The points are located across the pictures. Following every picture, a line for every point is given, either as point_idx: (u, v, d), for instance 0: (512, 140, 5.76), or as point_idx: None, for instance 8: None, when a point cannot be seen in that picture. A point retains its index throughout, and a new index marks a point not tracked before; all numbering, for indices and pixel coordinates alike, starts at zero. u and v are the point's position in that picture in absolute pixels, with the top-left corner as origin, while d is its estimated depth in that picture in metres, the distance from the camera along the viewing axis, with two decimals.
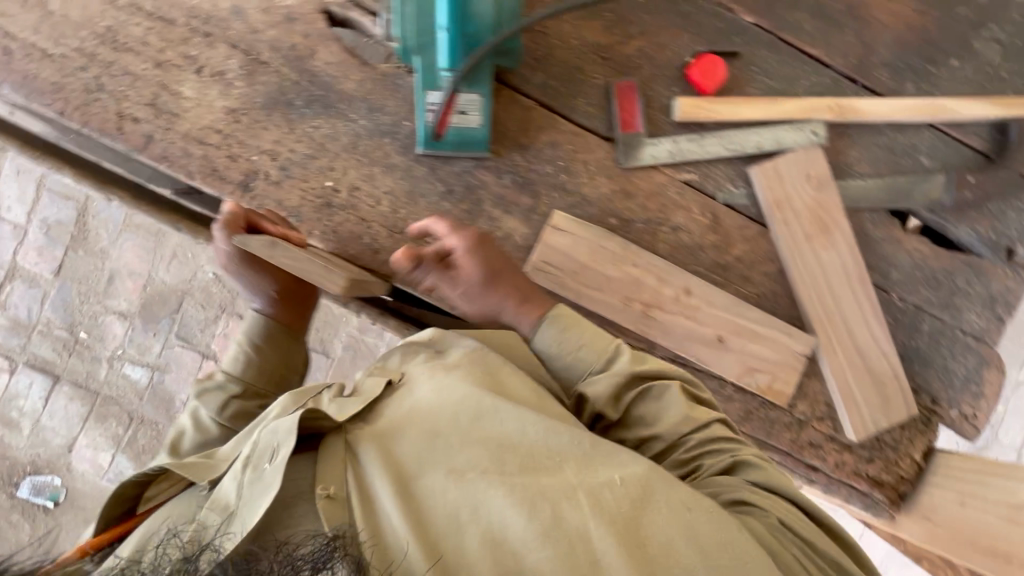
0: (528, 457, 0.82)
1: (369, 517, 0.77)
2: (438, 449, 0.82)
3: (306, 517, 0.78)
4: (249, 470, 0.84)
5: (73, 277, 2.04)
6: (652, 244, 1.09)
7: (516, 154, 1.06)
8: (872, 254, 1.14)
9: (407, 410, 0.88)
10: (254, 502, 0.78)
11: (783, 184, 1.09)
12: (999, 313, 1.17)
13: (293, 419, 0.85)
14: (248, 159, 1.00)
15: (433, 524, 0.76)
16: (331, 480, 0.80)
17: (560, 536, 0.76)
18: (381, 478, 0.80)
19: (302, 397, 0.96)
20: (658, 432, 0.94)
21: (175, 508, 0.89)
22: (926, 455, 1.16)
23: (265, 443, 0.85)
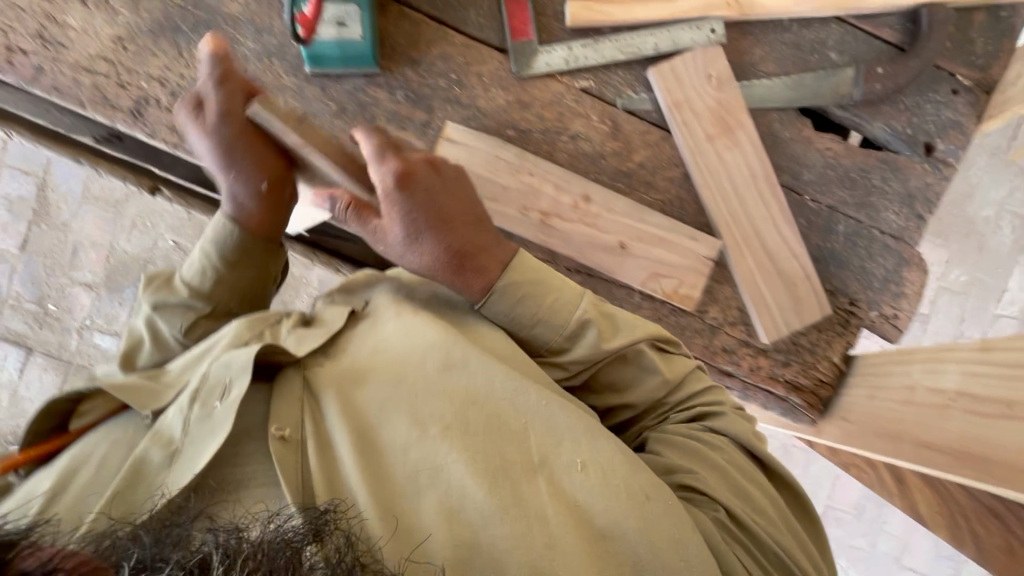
0: (492, 419, 0.77)
1: (325, 469, 0.72)
2: (409, 397, 0.78)
3: (256, 458, 0.72)
4: (197, 407, 0.75)
5: (39, 251, 2.08)
6: (552, 154, 1.08)
7: (407, 69, 1.06)
8: (781, 155, 1.13)
9: (371, 355, 0.83)
10: (204, 445, 0.71)
11: (682, 85, 1.07)
12: (918, 211, 1.15)
13: (249, 354, 0.77)
14: (138, 85, 1.01)
15: (392, 479, 0.72)
16: (286, 420, 0.75)
17: (524, 493, 0.72)
18: (344, 429, 0.75)
19: (261, 322, 0.86)
20: (629, 397, 0.89)
21: (107, 435, 0.78)
22: (845, 357, 1.15)
23: (217, 378, 0.77)
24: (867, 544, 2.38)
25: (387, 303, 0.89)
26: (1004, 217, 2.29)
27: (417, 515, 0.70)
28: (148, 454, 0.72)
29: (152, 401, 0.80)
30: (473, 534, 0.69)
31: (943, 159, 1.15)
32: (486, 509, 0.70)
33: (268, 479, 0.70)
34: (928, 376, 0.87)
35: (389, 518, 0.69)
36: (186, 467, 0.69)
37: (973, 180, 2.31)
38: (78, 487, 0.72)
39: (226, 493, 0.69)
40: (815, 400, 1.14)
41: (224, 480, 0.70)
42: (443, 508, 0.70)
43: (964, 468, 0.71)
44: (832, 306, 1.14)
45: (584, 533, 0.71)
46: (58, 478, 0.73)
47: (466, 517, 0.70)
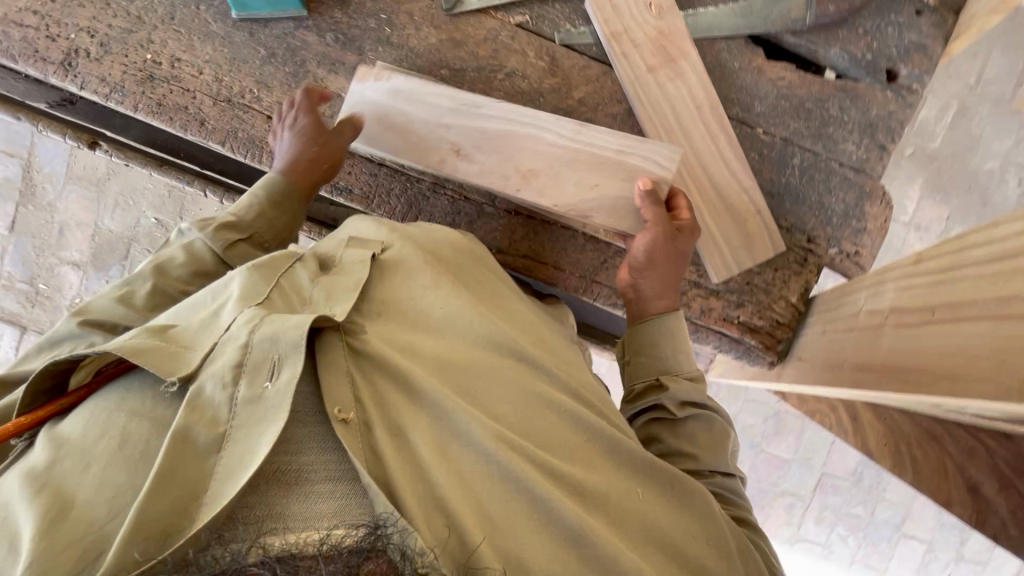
0: (556, 414, 0.74)
1: (401, 466, 0.63)
2: (471, 393, 0.72)
3: (315, 446, 0.61)
4: (244, 383, 0.61)
5: (27, 232, 2.13)
6: (487, 93, 1.05)
7: (335, 11, 1.04)
8: (730, 87, 1.08)
9: (421, 338, 0.77)
10: (257, 434, 0.58)
11: (620, 15, 1.03)
12: (880, 140, 1.08)
13: (303, 328, 0.64)
14: (68, 38, 1.02)
15: (474, 483, 0.65)
16: (342, 399, 0.64)
17: (589, 499, 0.69)
18: (413, 421, 0.67)
19: (273, 272, 0.77)
20: (698, 449, 0.88)
21: (120, 404, 0.64)
22: (804, 297, 1.10)
23: (260, 351, 0.63)
24: (867, 513, 2.30)
25: (426, 277, 0.82)
26: (1011, 169, 2.16)
27: (504, 522, 0.63)
28: (189, 434, 0.59)
29: (178, 364, 0.64)
30: (557, 546, 0.64)
31: (907, 85, 1.08)
32: (571, 519, 0.64)
33: (337, 473, 0.59)
34: (871, 299, 0.82)
35: (479, 526, 0.61)
36: (239, 459, 0.57)
37: (976, 130, 2.17)
38: (96, 469, 0.59)
39: (286, 487, 0.57)
40: (773, 342, 1.10)
41: (284, 470, 0.58)
42: (527, 517, 0.64)
43: (890, 382, 0.67)
44: (789, 243, 1.09)
45: (645, 539, 0.69)
46: (70, 457, 0.60)
47: (551, 526, 0.64)
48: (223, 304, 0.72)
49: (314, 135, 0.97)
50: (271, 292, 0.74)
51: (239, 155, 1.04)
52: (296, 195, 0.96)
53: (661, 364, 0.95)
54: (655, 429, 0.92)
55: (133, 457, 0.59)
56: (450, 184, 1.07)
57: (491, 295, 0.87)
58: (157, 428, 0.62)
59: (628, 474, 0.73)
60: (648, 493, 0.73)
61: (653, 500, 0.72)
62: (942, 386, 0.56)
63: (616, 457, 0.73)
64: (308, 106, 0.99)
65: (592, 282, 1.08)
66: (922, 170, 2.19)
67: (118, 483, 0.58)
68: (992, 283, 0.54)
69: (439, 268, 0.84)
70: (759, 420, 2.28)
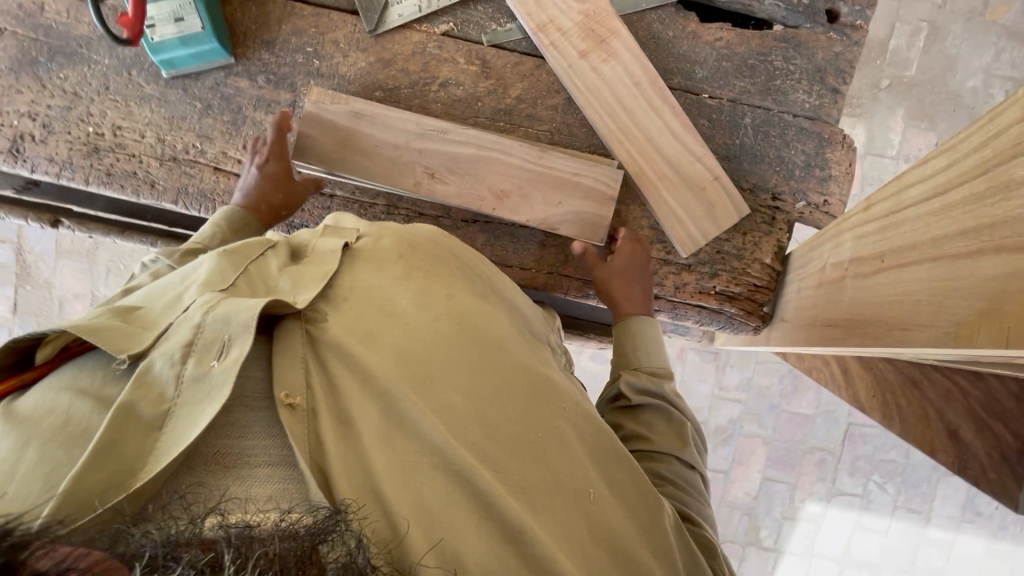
0: (521, 390, 0.70)
1: (344, 456, 0.59)
2: (433, 382, 0.66)
3: (257, 431, 0.58)
4: (192, 361, 0.58)
5: (29, 312, 2.17)
6: (424, 107, 1.05)
7: (262, 53, 1.04)
8: (668, 57, 1.05)
9: (385, 325, 0.70)
10: (200, 412, 0.55)
11: (543, 5, 1.01)
12: (830, 85, 1.05)
13: (255, 309, 0.61)
14: (11, 125, 1.03)
15: (418, 474, 0.61)
16: (293, 384, 0.62)
17: (536, 498, 0.65)
18: (365, 412, 0.63)
19: (242, 257, 0.74)
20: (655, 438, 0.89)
21: (68, 384, 0.60)
22: (779, 257, 1.07)
23: (212, 331, 0.60)
24: (901, 457, 2.24)
25: (397, 270, 0.76)
26: (994, 84, 2.08)
27: (443, 516, 0.59)
28: (133, 409, 0.56)
29: (133, 343, 0.61)
30: (496, 544, 0.60)
31: (850, 23, 1.05)
32: (513, 516, 0.61)
33: (275, 458, 0.57)
34: (833, 252, 0.79)
35: (417, 520, 0.58)
36: (179, 437, 0.54)
37: (952, 51, 2.08)
38: (35, 446, 0.55)
39: (224, 470, 0.55)
40: (754, 307, 1.08)
41: (222, 453, 0.56)
42: (468, 513, 0.60)
43: (853, 336, 0.65)
44: (754, 205, 1.06)
45: (590, 541, 0.66)
46: (12, 432, 0.57)
47: (492, 521, 0.61)
48: (189, 286, 0.68)
49: (272, 175, 0.99)
50: (238, 278, 0.71)
51: (193, 210, 1.05)
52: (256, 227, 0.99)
53: (626, 361, 1.00)
54: (619, 417, 0.94)
55: (75, 435, 0.56)
56: (402, 203, 1.07)
57: (469, 271, 0.80)
58: (102, 407, 0.58)
59: (586, 472, 0.69)
60: (599, 492, 0.69)
61: (603, 500, 0.69)
62: (894, 336, 0.54)
63: (575, 453, 0.69)
64: (279, 152, 1.00)
65: (559, 277, 1.08)
66: (902, 100, 2.12)
67: (57, 458, 0.54)
68: (930, 224, 0.52)
69: (412, 261, 0.77)
70: (774, 380, 2.24)
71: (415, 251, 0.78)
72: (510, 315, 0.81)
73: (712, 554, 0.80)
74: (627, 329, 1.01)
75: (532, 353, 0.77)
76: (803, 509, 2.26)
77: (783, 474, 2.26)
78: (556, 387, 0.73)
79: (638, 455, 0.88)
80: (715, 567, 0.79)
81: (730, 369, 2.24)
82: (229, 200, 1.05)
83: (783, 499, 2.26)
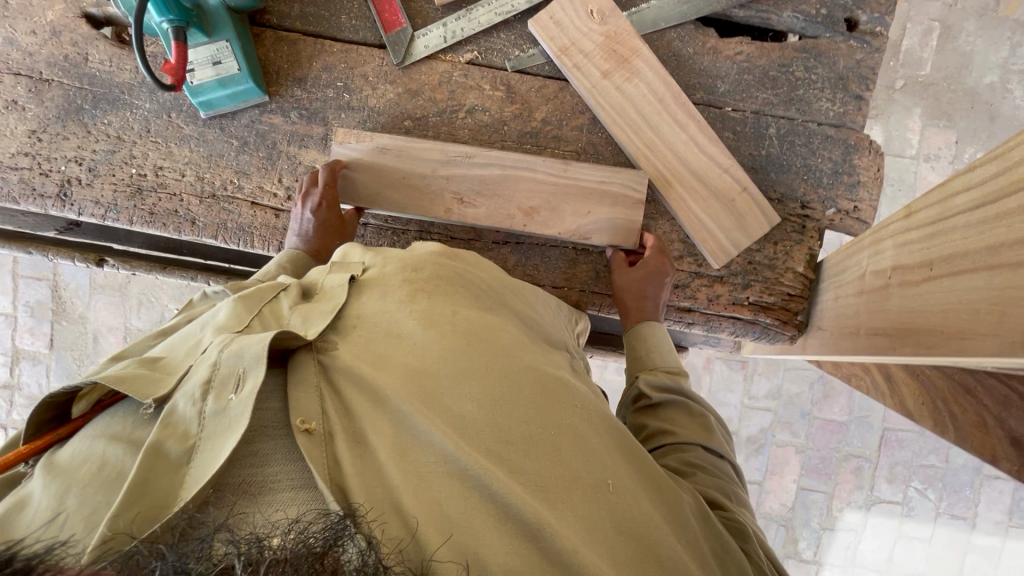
0: (534, 390, 0.63)
1: (362, 474, 0.55)
2: (443, 395, 0.61)
3: (280, 458, 0.54)
4: (211, 397, 0.56)
5: (65, 346, 2.22)
6: (452, 134, 1.08)
7: (294, 90, 1.08)
8: (690, 73, 1.07)
9: (393, 349, 0.65)
10: (220, 443, 0.53)
11: (565, 29, 1.03)
12: (854, 91, 1.05)
13: (265, 340, 0.59)
14: (59, 171, 1.08)
15: (435, 485, 0.55)
16: (309, 410, 0.57)
17: (553, 495, 0.57)
18: (379, 431, 0.58)
19: (256, 301, 0.72)
20: (677, 428, 0.84)
21: (103, 431, 0.59)
22: (812, 265, 1.07)
23: (227, 366, 0.58)
24: (941, 462, 2.19)
25: (400, 294, 0.71)
26: (1012, 78, 2.05)
27: (463, 522, 0.53)
28: (161, 447, 0.54)
29: (157, 386, 0.60)
30: (515, 543, 0.53)
31: (869, 30, 1.05)
32: (528, 513, 0.54)
33: (299, 481, 0.53)
34: (873, 259, 0.78)
35: (437, 529, 0.52)
36: (203, 468, 0.52)
37: (966, 48, 2.07)
38: (75, 492, 0.54)
39: (251, 498, 0.51)
40: (789, 316, 1.08)
41: (248, 482, 0.52)
42: (486, 516, 0.54)
43: (904, 345, 0.65)
44: (784, 214, 1.06)
45: (615, 533, 0.57)
46: (52, 482, 0.56)
47: (509, 520, 0.54)
48: (208, 330, 0.67)
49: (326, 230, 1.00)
50: (253, 319, 0.68)
51: (232, 244, 1.08)
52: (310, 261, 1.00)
53: (643, 363, 0.96)
54: (640, 418, 0.90)
55: (112, 478, 0.55)
56: (434, 228, 1.09)
57: (476, 284, 0.76)
58: (136, 449, 0.57)
59: (605, 461, 0.61)
60: (633, 491, 0.61)
61: (628, 492, 0.60)
62: (951, 345, 0.54)
63: (592, 445, 0.62)
64: (332, 197, 0.99)
65: (593, 293, 1.09)
66: (918, 100, 2.10)
67: (96, 501, 0.53)
68: (981, 231, 0.53)
69: (417, 282, 0.72)
70: (804, 387, 2.21)
71: (419, 274, 0.73)
72: (520, 327, 0.76)
73: (745, 537, 0.70)
74: (639, 334, 0.98)
75: (543, 356, 0.71)
76: (841, 518, 2.21)
77: (818, 483, 2.21)
78: (567, 384, 0.67)
79: (665, 451, 0.83)
80: (748, 550, 0.68)
81: (758, 377, 2.21)
82: (266, 233, 1.08)
83: (821, 509, 2.21)
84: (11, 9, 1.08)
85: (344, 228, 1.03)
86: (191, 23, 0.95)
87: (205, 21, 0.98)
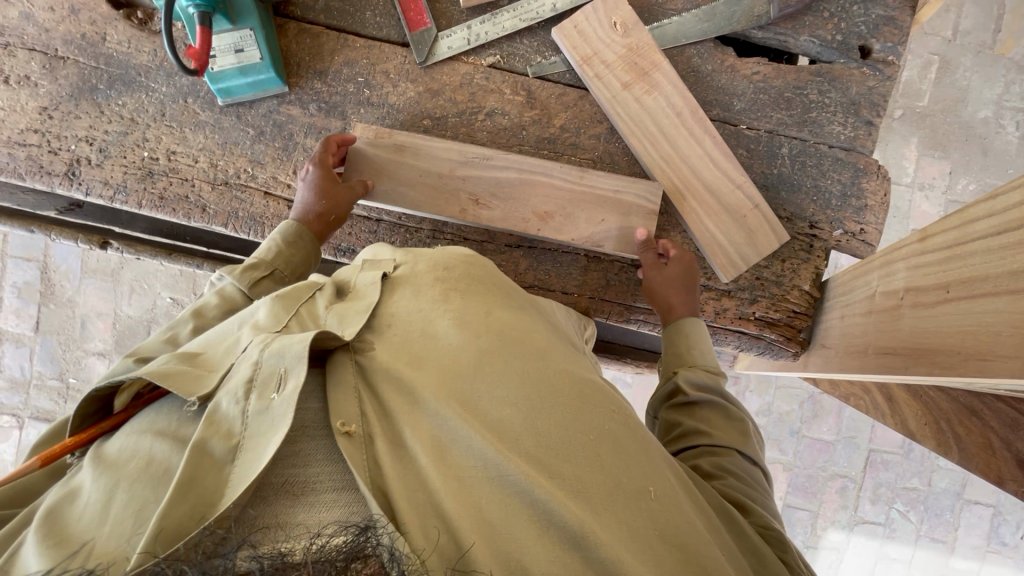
0: (571, 393, 0.62)
1: (403, 478, 0.54)
2: (478, 396, 0.61)
3: (322, 458, 0.53)
4: (254, 396, 0.56)
5: (51, 329, 2.17)
6: (471, 136, 1.08)
7: (314, 82, 1.07)
8: (708, 90, 1.09)
9: (428, 348, 0.65)
10: (265, 442, 0.52)
11: (589, 40, 1.05)
12: (866, 116, 1.08)
13: (307, 340, 0.58)
14: (69, 149, 1.06)
15: (475, 489, 0.55)
16: (348, 412, 0.57)
17: (595, 500, 0.56)
18: (416, 430, 0.58)
19: (293, 300, 0.72)
20: (713, 429, 0.84)
21: (148, 426, 0.59)
22: (818, 284, 1.08)
23: (269, 366, 0.58)
24: (924, 485, 2.22)
25: (434, 293, 0.70)
26: (1006, 115, 2.12)
27: (503, 527, 0.53)
28: (206, 446, 0.54)
29: (199, 384, 0.59)
30: (557, 548, 0.52)
31: (882, 59, 1.07)
32: (570, 518, 0.53)
33: (340, 482, 0.52)
34: (884, 280, 0.80)
35: (477, 533, 0.52)
36: (249, 466, 0.51)
37: (962, 82, 2.13)
38: (124, 487, 0.53)
39: (292, 498, 0.51)
40: (793, 333, 1.09)
41: (290, 482, 0.52)
42: (525, 521, 0.53)
43: (917, 365, 0.66)
44: (792, 233, 1.08)
45: (659, 541, 0.55)
46: (101, 476, 0.55)
47: (550, 526, 0.53)
48: (247, 329, 0.67)
49: (325, 188, 0.98)
50: (290, 319, 0.68)
51: (243, 234, 1.07)
52: (309, 238, 0.98)
53: (681, 359, 0.95)
54: (673, 415, 0.90)
55: (159, 474, 0.54)
56: (446, 229, 1.09)
57: (506, 288, 0.76)
58: (181, 446, 0.56)
59: (646, 466, 0.59)
60: (676, 500, 0.59)
61: (670, 497, 0.58)
62: (968, 366, 0.56)
63: (630, 449, 0.60)
64: (320, 160, 0.99)
65: (602, 301, 1.09)
66: (915, 129, 2.16)
67: (143, 497, 0.52)
68: (1002, 258, 0.54)
69: (448, 283, 0.72)
70: (794, 405, 2.23)
71: (451, 273, 0.73)
72: (552, 330, 0.75)
73: (785, 547, 0.69)
74: (680, 330, 0.98)
75: (577, 360, 0.70)
76: (825, 537, 2.23)
77: (804, 501, 2.23)
78: (602, 389, 0.66)
79: (699, 450, 0.83)
80: (787, 559, 0.68)
81: (749, 394, 2.23)
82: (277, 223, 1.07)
83: (805, 526, 2.23)
84: None
85: (330, 192, 0.97)
86: (217, 10, 0.94)
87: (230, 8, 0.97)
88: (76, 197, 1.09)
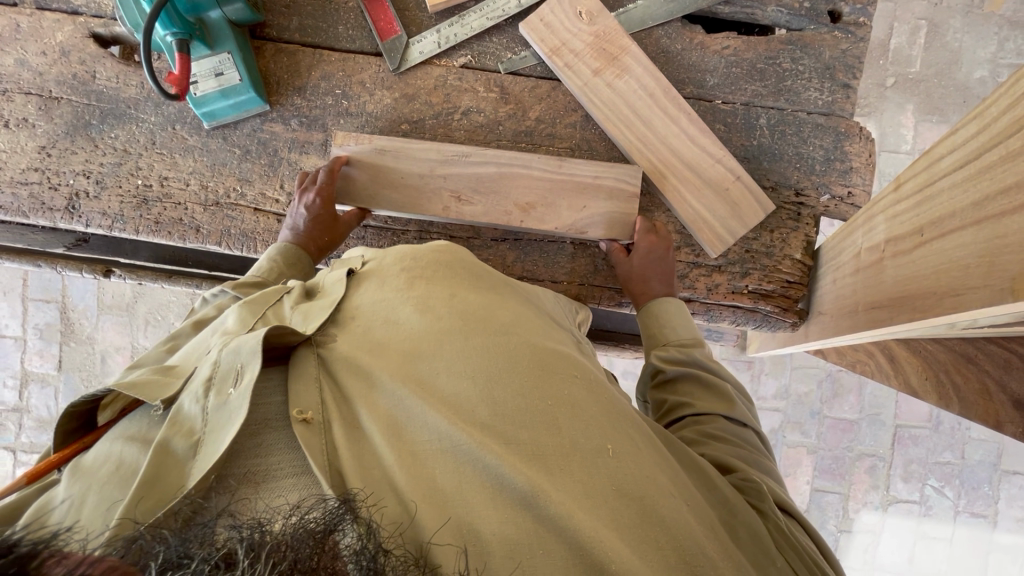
0: (529, 362, 0.62)
1: (357, 456, 0.56)
2: (436, 375, 0.61)
3: (282, 447, 0.55)
4: (213, 394, 0.58)
5: (73, 367, 2.24)
6: (449, 135, 1.10)
7: (294, 98, 1.11)
8: (679, 69, 1.09)
9: (391, 334, 0.66)
10: (221, 433, 0.55)
11: (555, 30, 1.06)
12: (841, 79, 1.07)
13: (261, 334, 0.60)
14: (68, 184, 1.11)
15: (429, 461, 0.55)
16: (307, 401, 0.58)
17: (551, 463, 0.56)
18: (375, 412, 0.59)
19: (260, 304, 0.74)
20: (694, 402, 0.84)
21: (120, 432, 0.61)
22: (810, 251, 1.07)
23: (227, 364, 0.60)
24: (957, 458, 2.15)
25: (399, 283, 0.72)
26: (1003, 72, 2.07)
27: (457, 494, 0.54)
28: (168, 445, 0.56)
29: (162, 390, 0.62)
30: (507, 509, 0.53)
31: (853, 21, 1.07)
32: (521, 481, 0.54)
33: (299, 467, 0.54)
34: (866, 237, 0.78)
35: (429, 503, 0.53)
36: (207, 455, 0.54)
37: (954, 45, 2.09)
38: (95, 491, 0.55)
39: (253, 486, 0.52)
40: (789, 303, 1.08)
41: (252, 471, 0.53)
42: (479, 488, 0.54)
43: (900, 314, 0.65)
44: (778, 202, 1.07)
45: (616, 496, 0.56)
46: (75, 482, 0.57)
47: (503, 491, 0.54)
48: (215, 335, 0.69)
49: (325, 220, 1.01)
50: (257, 322, 0.70)
51: (236, 250, 1.10)
52: (308, 261, 1.01)
53: (654, 339, 0.96)
54: (660, 395, 0.90)
55: (128, 475, 0.56)
56: (433, 229, 1.11)
57: (474, 269, 0.76)
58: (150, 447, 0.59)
59: (605, 427, 0.59)
60: (638, 457, 0.59)
61: (631, 454, 0.58)
62: (945, 304, 0.55)
63: (590, 412, 0.60)
64: (327, 193, 1.00)
65: (592, 287, 1.09)
66: (910, 96, 2.12)
67: (113, 497, 0.54)
68: (967, 190, 0.54)
69: (415, 271, 0.73)
70: (813, 386, 2.18)
71: (417, 262, 0.74)
72: (524, 307, 0.76)
73: (761, 496, 0.68)
74: (651, 312, 0.98)
75: (545, 334, 0.70)
76: (858, 519, 2.16)
77: (833, 484, 2.17)
78: (567, 358, 0.66)
79: (684, 424, 0.83)
80: (763, 509, 0.67)
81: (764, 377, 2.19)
82: (269, 238, 1.10)
83: (836, 510, 2.17)
84: (22, 32, 1.12)
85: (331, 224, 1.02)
86: (193, 36, 0.99)
87: (208, 33, 1.01)
88: (77, 229, 1.13)
